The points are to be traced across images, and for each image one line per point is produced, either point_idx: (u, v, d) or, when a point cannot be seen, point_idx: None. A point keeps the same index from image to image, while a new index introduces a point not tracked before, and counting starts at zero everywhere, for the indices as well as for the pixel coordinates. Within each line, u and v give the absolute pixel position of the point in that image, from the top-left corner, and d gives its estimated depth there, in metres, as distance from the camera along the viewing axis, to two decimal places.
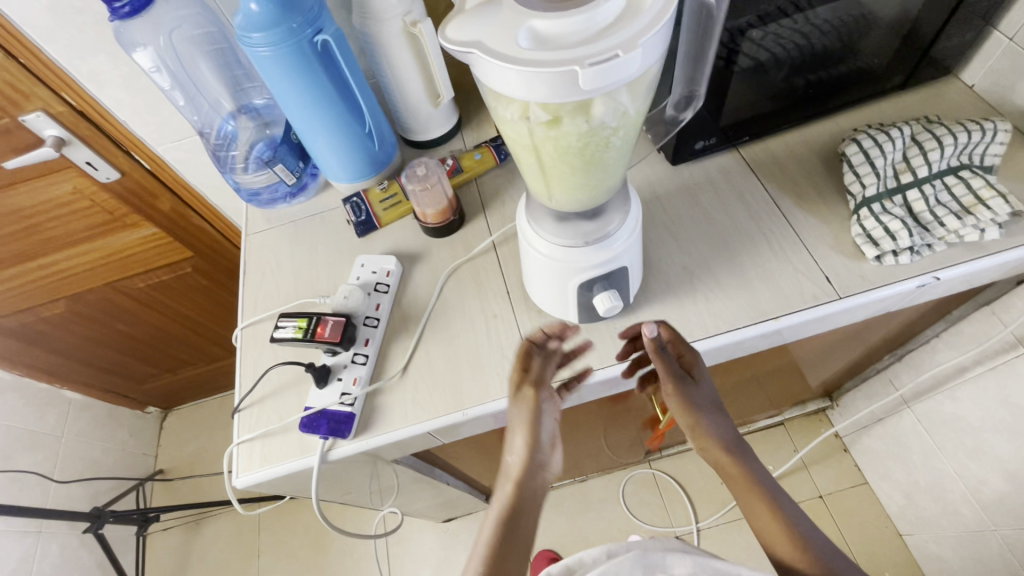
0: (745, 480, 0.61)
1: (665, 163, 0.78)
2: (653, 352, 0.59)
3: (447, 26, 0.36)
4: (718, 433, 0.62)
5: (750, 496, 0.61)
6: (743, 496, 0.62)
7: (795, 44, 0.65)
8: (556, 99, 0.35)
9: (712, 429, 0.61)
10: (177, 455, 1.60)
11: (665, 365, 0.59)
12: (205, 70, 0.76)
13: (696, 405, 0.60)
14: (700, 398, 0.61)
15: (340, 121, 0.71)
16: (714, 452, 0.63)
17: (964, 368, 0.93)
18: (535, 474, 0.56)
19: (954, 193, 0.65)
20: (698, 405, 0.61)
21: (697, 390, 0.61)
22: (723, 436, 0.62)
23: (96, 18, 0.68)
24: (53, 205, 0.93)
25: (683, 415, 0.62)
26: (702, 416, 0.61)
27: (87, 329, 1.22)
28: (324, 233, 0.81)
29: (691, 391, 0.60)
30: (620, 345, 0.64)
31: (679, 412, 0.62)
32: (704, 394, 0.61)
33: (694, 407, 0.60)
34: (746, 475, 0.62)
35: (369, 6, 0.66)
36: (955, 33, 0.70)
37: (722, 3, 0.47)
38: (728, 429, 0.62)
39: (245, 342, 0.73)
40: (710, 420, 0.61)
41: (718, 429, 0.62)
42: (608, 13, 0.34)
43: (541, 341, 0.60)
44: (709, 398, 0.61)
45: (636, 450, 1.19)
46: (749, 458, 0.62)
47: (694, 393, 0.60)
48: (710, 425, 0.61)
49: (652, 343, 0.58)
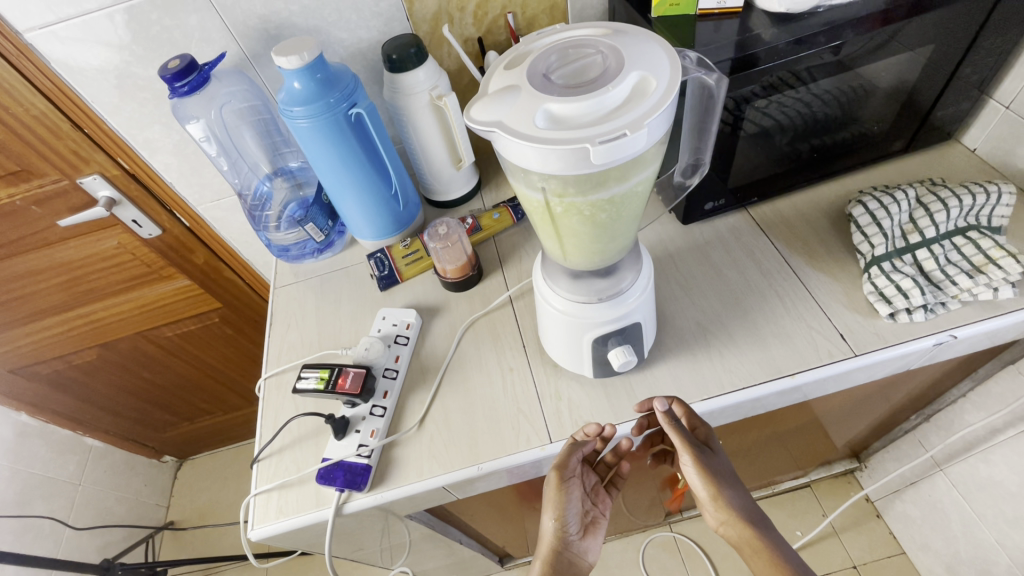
0: (771, 558, 0.61)
1: (677, 222, 0.81)
2: (668, 427, 0.58)
3: (472, 108, 0.40)
4: (738, 505, 0.62)
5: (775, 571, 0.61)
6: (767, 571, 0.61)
7: (799, 113, 0.69)
8: (569, 171, 0.39)
9: (734, 503, 0.62)
10: (189, 506, 1.59)
11: (684, 438, 0.59)
12: (249, 138, 0.84)
13: (713, 476, 0.61)
14: (718, 469, 0.61)
15: (368, 183, 0.76)
16: (736, 525, 0.63)
17: (995, 430, 0.90)
18: (566, 540, 0.67)
19: (964, 253, 0.67)
20: (716, 476, 0.61)
21: (713, 460, 0.61)
22: (744, 508, 0.62)
23: (156, 94, 0.76)
24: (97, 258, 0.99)
25: (702, 487, 0.62)
26: (723, 487, 0.61)
27: (114, 377, 1.26)
28: (348, 287, 0.85)
29: (708, 463, 0.61)
30: (635, 419, 0.63)
31: (698, 485, 0.62)
32: (721, 463, 0.62)
33: (713, 479, 0.61)
34: (772, 550, 0.61)
35: (399, 82, 0.72)
36: (953, 103, 0.74)
37: (721, 85, 0.52)
38: (747, 500, 0.63)
39: (269, 392, 0.75)
40: (729, 490, 0.62)
41: (738, 500, 0.62)
42: (617, 97, 0.38)
43: (580, 440, 0.62)
44: (725, 469, 0.62)
45: (655, 511, 1.15)
46: (770, 533, 0.62)
47: (711, 464, 0.61)
48: (732, 497, 0.62)
49: (665, 417, 0.58)
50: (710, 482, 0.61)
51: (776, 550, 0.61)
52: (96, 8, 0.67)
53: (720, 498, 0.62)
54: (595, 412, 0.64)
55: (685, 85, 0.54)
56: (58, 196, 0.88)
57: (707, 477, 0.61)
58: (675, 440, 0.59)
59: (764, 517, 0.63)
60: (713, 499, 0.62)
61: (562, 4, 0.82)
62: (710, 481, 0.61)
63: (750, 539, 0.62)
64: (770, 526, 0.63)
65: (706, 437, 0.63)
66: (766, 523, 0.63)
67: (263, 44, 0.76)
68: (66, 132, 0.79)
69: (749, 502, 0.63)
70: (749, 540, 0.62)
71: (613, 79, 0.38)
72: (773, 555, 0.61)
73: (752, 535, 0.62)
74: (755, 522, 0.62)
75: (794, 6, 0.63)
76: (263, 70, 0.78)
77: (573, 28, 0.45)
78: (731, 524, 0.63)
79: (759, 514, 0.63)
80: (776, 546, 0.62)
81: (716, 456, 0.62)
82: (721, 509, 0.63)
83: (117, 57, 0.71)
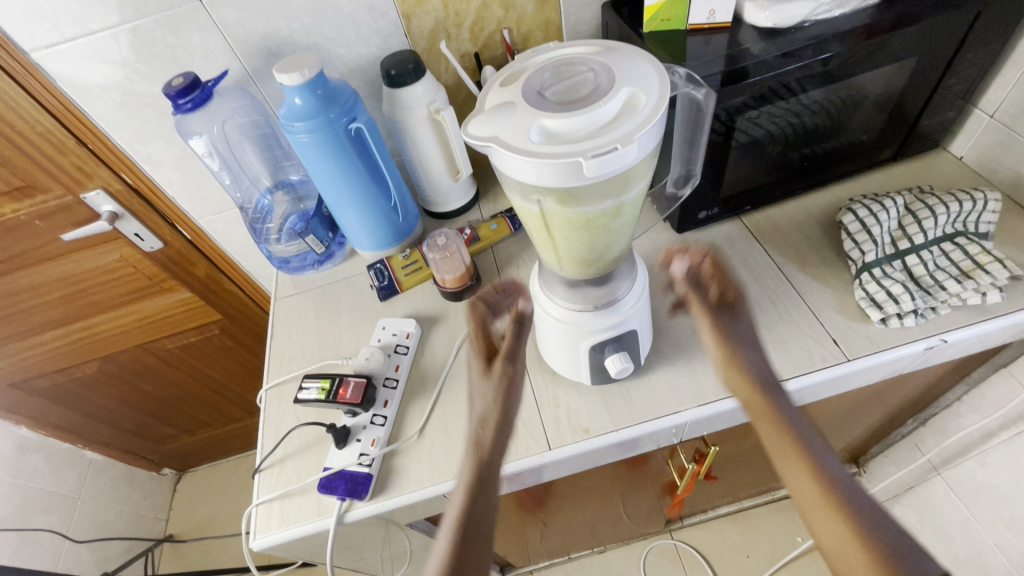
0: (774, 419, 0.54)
1: (671, 231, 0.82)
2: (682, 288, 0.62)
3: (469, 124, 0.41)
4: (756, 369, 0.57)
5: (789, 452, 0.51)
6: (788, 466, 0.51)
7: (788, 123, 0.71)
8: (563, 184, 0.40)
9: (783, 408, 0.54)
10: (189, 518, 1.58)
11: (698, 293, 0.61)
12: (250, 153, 0.85)
13: (728, 333, 0.59)
14: (770, 395, 0.55)
15: (368, 196, 0.78)
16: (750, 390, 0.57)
17: (990, 433, 0.93)
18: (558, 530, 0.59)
19: (952, 258, 0.68)
20: (762, 396, 0.55)
21: (731, 322, 0.59)
22: (791, 419, 0.53)
23: (159, 110, 0.78)
24: (99, 272, 1.00)
25: (734, 367, 0.58)
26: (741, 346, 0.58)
27: (115, 389, 1.27)
28: (348, 297, 0.86)
29: (723, 322, 0.60)
30: (629, 409, 0.65)
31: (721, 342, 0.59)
32: (770, 386, 0.56)
33: (726, 338, 0.59)
34: (777, 407, 0.54)
35: (398, 97, 0.74)
36: (939, 112, 0.75)
37: (709, 99, 0.54)
38: (807, 434, 0.52)
39: (270, 403, 0.76)
40: (749, 353, 0.58)
41: (757, 363, 0.58)
42: (608, 112, 0.39)
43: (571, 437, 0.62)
44: (745, 330, 0.59)
45: (656, 518, 1.15)
46: (824, 448, 0.51)
47: (728, 322, 0.59)
48: (775, 399, 0.55)
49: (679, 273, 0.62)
50: (746, 371, 0.57)
51: (848, 506, 0.47)
52: (102, 28, 0.68)
53: (768, 425, 0.54)
54: (592, 419, 0.65)
55: (675, 100, 0.56)
56: (62, 211, 0.89)
57: (718, 335, 0.59)
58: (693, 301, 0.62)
59: (839, 474, 0.49)
60: (756, 417, 0.55)
61: (556, 20, 0.84)
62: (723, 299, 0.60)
63: (796, 452, 0.51)
64: (854, 490, 0.48)
65: (735, 299, 0.60)
66: (835, 469, 0.49)
67: (265, 62, 0.77)
68: (70, 148, 0.81)
69: (814, 449, 0.51)
70: (793, 443, 0.51)
71: (604, 95, 0.40)
72: (825, 465, 0.49)
73: (801, 444, 0.51)
74: (808, 443, 0.51)
75: (781, 21, 0.65)
76: (264, 86, 0.80)
77: (567, 46, 0.46)
78: (777, 447, 0.52)
79: (820, 446, 0.51)
80: (857, 510, 0.46)
81: (742, 326, 0.59)
82: (765, 435, 0.54)
83: (121, 75, 0.73)
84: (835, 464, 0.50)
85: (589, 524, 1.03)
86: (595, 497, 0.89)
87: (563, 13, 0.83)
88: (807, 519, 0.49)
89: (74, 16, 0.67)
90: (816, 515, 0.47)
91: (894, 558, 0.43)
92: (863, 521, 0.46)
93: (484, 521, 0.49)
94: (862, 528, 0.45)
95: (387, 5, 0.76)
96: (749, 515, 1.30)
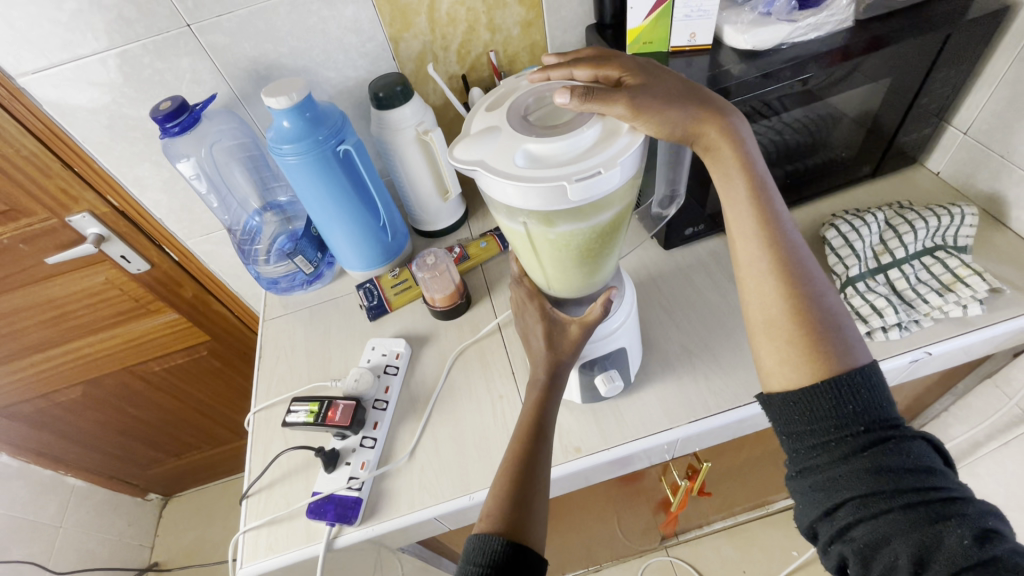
0: (742, 171, 0.50)
1: (659, 247, 0.83)
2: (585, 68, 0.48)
3: (455, 148, 0.44)
4: (711, 103, 0.49)
5: (745, 208, 0.50)
6: (732, 198, 0.51)
7: (772, 141, 0.72)
8: (547, 208, 0.43)
9: (778, 218, 0.50)
10: (174, 545, 1.54)
11: (604, 70, 0.48)
12: (238, 175, 0.85)
13: (657, 101, 0.44)
14: (768, 202, 0.50)
15: (356, 216, 0.78)
16: (699, 126, 0.49)
17: (978, 443, 0.95)
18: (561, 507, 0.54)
19: (933, 271, 0.69)
20: (759, 204, 0.50)
21: (643, 92, 0.45)
22: (783, 234, 0.49)
23: (146, 133, 0.78)
24: (84, 294, 0.99)
25: (737, 179, 0.50)
26: (663, 105, 0.45)
27: (99, 414, 1.24)
28: (337, 318, 0.85)
29: (643, 92, 0.45)
30: (621, 427, 0.65)
31: (728, 154, 0.49)
32: (768, 195, 0.50)
33: (653, 100, 0.44)
34: (744, 158, 0.50)
35: (386, 119, 0.75)
36: (914, 130, 0.77)
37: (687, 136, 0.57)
38: (793, 244, 0.49)
39: (258, 426, 0.75)
40: (663, 103, 0.45)
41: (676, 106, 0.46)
42: (588, 139, 0.43)
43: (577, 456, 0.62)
44: (665, 92, 0.46)
45: (651, 536, 1.14)
46: (805, 261, 0.49)
47: (645, 88, 0.45)
48: (773, 212, 0.50)
49: (541, 74, 0.49)
50: (750, 177, 0.50)
51: (811, 317, 0.47)
52: (90, 53, 0.69)
53: (762, 235, 0.49)
54: (584, 438, 0.65)
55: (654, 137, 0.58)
56: (46, 234, 0.88)
57: (649, 99, 0.44)
58: (607, 72, 0.48)
59: (812, 281, 0.48)
60: (739, 214, 0.50)
61: (542, 42, 0.86)
62: (725, 109, 0.50)
63: (767, 266, 0.49)
64: (825, 298, 0.48)
65: (618, 78, 0.47)
66: (807, 276, 0.48)
67: (253, 85, 0.78)
68: (56, 171, 0.80)
69: (795, 255, 0.49)
70: (770, 261, 0.49)
71: (585, 123, 0.43)
72: (797, 280, 0.48)
73: (780, 258, 0.49)
74: (789, 254, 0.49)
75: (759, 44, 0.67)
76: (253, 108, 0.80)
77: (563, 67, 0.48)
78: (754, 257, 0.49)
79: (803, 256, 0.49)
80: (824, 333, 0.46)
81: (653, 89, 0.46)
82: (741, 249, 0.50)
83: (109, 98, 0.73)
84: (811, 271, 0.48)
85: (584, 543, 1.02)
86: (589, 516, 0.88)
87: (548, 36, 0.85)
88: (758, 333, 0.49)
89: (61, 42, 0.67)
90: (771, 332, 0.48)
91: (856, 387, 0.44)
92: (826, 334, 0.46)
93: (535, 472, 0.51)
94: (828, 348, 0.46)
95: (375, 29, 0.77)
96: (745, 530, 1.29)
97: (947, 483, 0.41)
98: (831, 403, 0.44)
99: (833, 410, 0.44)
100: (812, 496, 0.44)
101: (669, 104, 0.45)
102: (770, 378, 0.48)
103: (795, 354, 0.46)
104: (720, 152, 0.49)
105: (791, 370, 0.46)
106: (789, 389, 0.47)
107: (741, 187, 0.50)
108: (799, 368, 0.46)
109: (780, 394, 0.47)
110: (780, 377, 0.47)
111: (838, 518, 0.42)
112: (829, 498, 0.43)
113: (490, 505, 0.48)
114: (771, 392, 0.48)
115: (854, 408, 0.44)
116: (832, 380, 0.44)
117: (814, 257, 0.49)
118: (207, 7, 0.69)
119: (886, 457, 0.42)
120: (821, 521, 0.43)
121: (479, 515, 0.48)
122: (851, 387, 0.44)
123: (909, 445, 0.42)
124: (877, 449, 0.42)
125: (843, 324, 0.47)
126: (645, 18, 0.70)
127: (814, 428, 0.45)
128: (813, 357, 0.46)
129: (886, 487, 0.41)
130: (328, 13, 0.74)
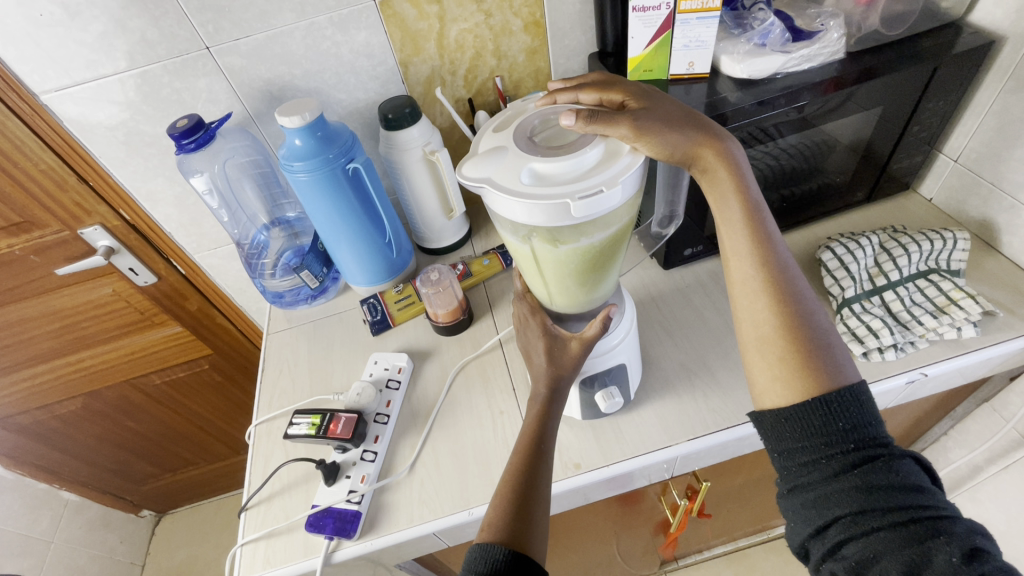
0: (738, 193, 0.51)
1: (659, 267, 0.84)
2: (593, 93, 0.51)
3: (464, 166, 0.46)
4: (707, 127, 0.51)
5: (739, 230, 0.52)
6: (727, 220, 0.53)
7: (768, 166, 0.74)
8: (550, 224, 0.45)
9: (771, 239, 0.51)
10: (165, 564, 1.51)
11: (610, 96, 0.50)
12: (249, 191, 0.87)
13: (660, 125, 0.47)
14: (763, 224, 0.52)
15: (363, 232, 0.80)
16: (697, 146, 0.51)
17: (978, 467, 0.95)
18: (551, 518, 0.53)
19: (927, 294, 0.71)
20: (752, 226, 0.51)
21: (648, 115, 0.47)
22: (776, 255, 0.51)
23: (162, 149, 0.80)
24: (90, 306, 1.00)
25: (732, 200, 0.52)
26: (664, 129, 0.47)
27: (97, 426, 1.23)
28: (341, 332, 0.87)
29: (647, 115, 0.47)
30: (621, 444, 0.65)
31: (724, 176, 0.51)
32: (762, 217, 0.52)
33: (655, 124, 0.46)
34: (739, 181, 0.51)
35: (394, 139, 0.77)
36: (907, 157, 0.80)
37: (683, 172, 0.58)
38: (786, 265, 0.51)
39: (259, 439, 0.75)
40: (665, 128, 0.47)
41: (676, 130, 0.48)
42: (591, 159, 0.45)
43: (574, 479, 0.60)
44: (667, 115, 0.48)
45: (650, 559, 1.12)
46: (797, 281, 0.50)
47: (650, 112, 0.47)
48: (766, 233, 0.51)
49: (546, 98, 0.52)
50: (744, 199, 0.52)
51: (800, 334, 0.48)
52: (111, 73, 0.72)
53: (755, 254, 0.51)
54: (583, 454, 0.65)
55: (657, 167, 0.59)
56: (57, 246, 0.89)
57: (653, 122, 0.46)
58: (614, 95, 0.50)
59: (803, 300, 0.49)
60: (733, 232, 0.52)
61: (546, 68, 0.89)
62: (721, 134, 0.52)
63: (760, 284, 0.50)
64: (816, 316, 0.49)
65: (624, 102, 0.50)
66: (798, 295, 0.49)
67: (267, 105, 0.81)
68: (71, 185, 0.82)
69: (787, 274, 0.50)
70: (763, 280, 0.50)
71: (587, 145, 0.45)
72: (787, 298, 0.49)
73: (772, 277, 0.50)
74: (780, 274, 0.50)
75: (755, 73, 0.70)
76: (265, 126, 0.83)
77: (569, 91, 0.51)
78: (748, 275, 0.51)
79: (795, 276, 0.50)
80: (813, 350, 0.47)
81: (658, 112, 0.48)
82: (735, 269, 0.52)
83: (127, 115, 0.76)
84: (802, 290, 0.50)
85: (582, 566, 1.00)
86: (588, 537, 0.87)
87: (552, 63, 0.89)
88: (748, 349, 0.51)
89: (85, 62, 0.70)
90: (763, 348, 0.49)
91: (846, 405, 0.45)
92: (816, 351, 0.47)
93: (530, 485, 0.51)
94: (817, 365, 0.47)
95: (386, 54, 0.81)
96: (744, 556, 1.28)
97: (936, 501, 0.41)
98: (822, 420, 0.45)
99: (824, 427, 0.45)
100: (804, 514, 0.44)
101: (669, 127, 0.48)
102: (762, 395, 0.49)
103: (787, 371, 0.47)
104: (717, 175, 0.51)
105: (783, 387, 0.47)
106: (780, 406, 0.48)
107: (736, 209, 0.52)
108: (790, 384, 0.47)
109: (772, 411, 0.48)
110: (771, 395, 0.48)
111: (829, 536, 0.42)
112: (821, 516, 0.43)
113: (490, 516, 0.49)
114: (762, 410, 0.49)
115: (843, 425, 0.44)
116: (821, 397, 0.45)
117: (805, 277, 0.50)
118: (226, 31, 0.72)
119: (875, 475, 0.42)
120: (813, 540, 0.44)
121: (482, 525, 0.49)
122: (841, 405, 0.45)
123: (897, 463, 0.43)
124: (866, 468, 0.43)
125: (834, 342, 0.48)
126: (646, 47, 0.73)
127: (805, 446, 0.45)
128: (804, 375, 0.47)
129: (876, 505, 0.41)
130: (341, 38, 0.77)
